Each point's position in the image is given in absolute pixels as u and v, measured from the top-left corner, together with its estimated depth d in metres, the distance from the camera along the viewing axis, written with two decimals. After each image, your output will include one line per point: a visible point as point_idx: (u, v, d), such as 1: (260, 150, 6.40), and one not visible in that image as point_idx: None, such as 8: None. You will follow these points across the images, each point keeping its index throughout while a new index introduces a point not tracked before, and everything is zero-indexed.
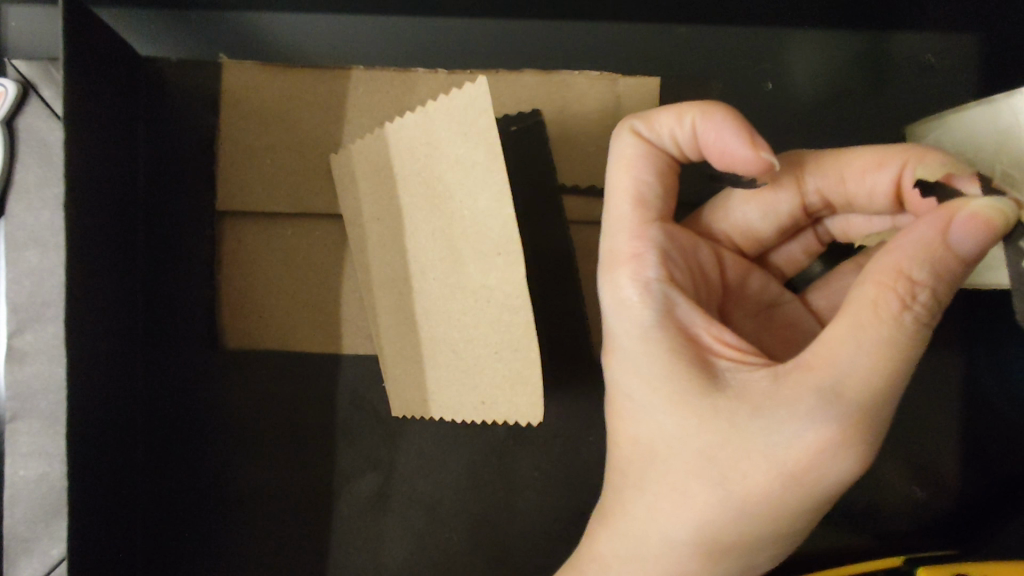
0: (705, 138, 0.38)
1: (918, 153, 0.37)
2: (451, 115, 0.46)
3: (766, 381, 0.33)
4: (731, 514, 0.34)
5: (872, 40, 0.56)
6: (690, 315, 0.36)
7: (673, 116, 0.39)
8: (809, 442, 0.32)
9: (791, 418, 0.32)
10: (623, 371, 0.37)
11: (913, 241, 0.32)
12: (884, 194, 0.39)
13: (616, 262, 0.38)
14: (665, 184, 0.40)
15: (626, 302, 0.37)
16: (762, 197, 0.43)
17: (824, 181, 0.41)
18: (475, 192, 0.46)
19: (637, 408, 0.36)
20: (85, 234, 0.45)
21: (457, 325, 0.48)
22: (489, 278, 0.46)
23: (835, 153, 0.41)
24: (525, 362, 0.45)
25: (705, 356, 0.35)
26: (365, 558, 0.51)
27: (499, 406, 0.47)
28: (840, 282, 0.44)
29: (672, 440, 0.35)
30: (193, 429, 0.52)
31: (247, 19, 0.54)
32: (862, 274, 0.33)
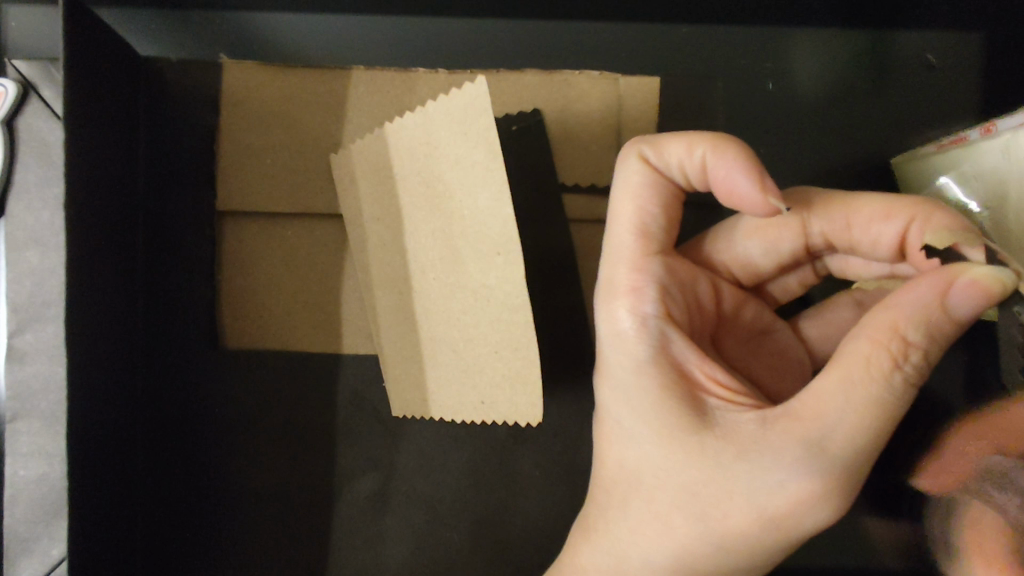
0: (714, 173, 0.37)
1: (931, 211, 0.36)
2: (451, 114, 0.46)
3: (753, 425, 0.33)
4: (709, 548, 0.34)
5: (876, 39, 0.55)
6: (685, 352, 0.36)
7: (683, 146, 0.38)
8: (791, 491, 0.32)
9: (775, 465, 0.32)
10: (612, 399, 0.37)
11: (911, 301, 0.32)
12: (888, 247, 0.38)
13: (614, 292, 0.38)
14: (669, 216, 0.39)
15: (619, 334, 0.37)
16: (766, 233, 0.43)
17: (830, 226, 0.40)
18: (475, 192, 0.45)
19: (626, 434, 0.36)
20: (86, 233, 0.45)
21: (457, 325, 0.48)
22: (489, 277, 0.46)
23: (844, 198, 0.40)
24: (526, 362, 0.45)
25: (697, 393, 0.35)
26: (365, 559, 0.51)
27: (500, 405, 0.47)
28: (834, 316, 0.46)
29: (659, 470, 0.35)
30: (192, 429, 0.52)
31: (248, 19, 0.54)
32: (859, 327, 0.33)
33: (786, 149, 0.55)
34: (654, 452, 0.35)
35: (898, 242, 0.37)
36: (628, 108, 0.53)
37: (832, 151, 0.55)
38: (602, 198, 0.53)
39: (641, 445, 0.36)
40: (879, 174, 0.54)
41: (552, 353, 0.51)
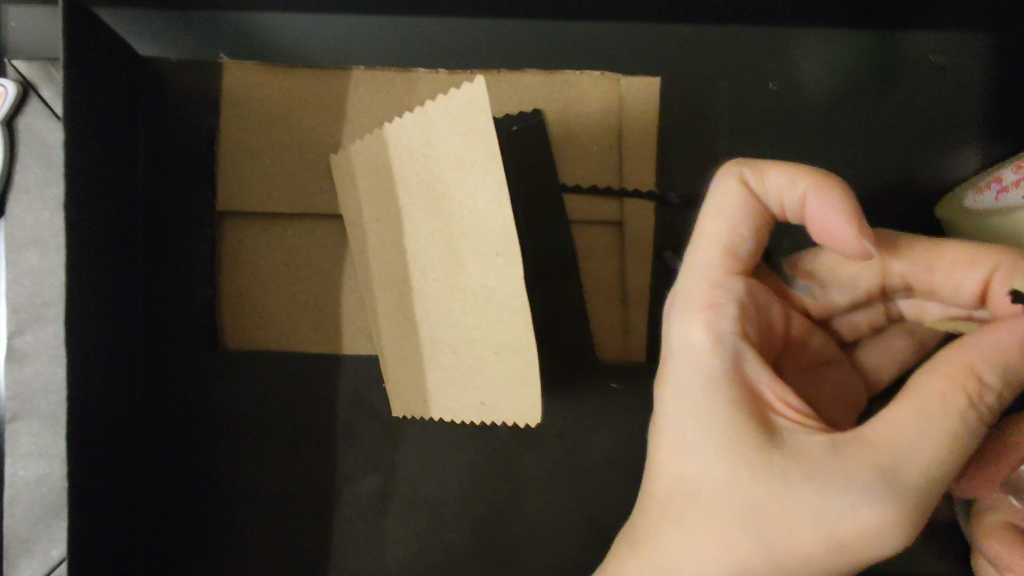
0: (813, 210, 0.37)
1: (1014, 258, 0.36)
2: (449, 115, 0.45)
3: (826, 448, 0.34)
4: (765, 566, 0.34)
5: (879, 39, 0.55)
6: (763, 375, 0.36)
7: (786, 177, 0.38)
8: (861, 517, 0.33)
9: (847, 490, 0.33)
10: (676, 411, 0.37)
11: (990, 343, 0.34)
12: (970, 295, 0.38)
13: (691, 306, 0.37)
14: (757, 240, 0.39)
15: (699, 352, 0.36)
16: (844, 268, 0.43)
17: (911, 268, 0.40)
18: (474, 193, 0.45)
19: (688, 447, 0.36)
20: (85, 233, 0.45)
21: (457, 326, 0.48)
22: (489, 279, 0.45)
23: (929, 241, 0.40)
24: (526, 364, 0.45)
25: (768, 414, 0.35)
26: (366, 560, 0.51)
27: (500, 407, 0.47)
28: (890, 346, 0.47)
29: (722, 485, 0.35)
30: (193, 430, 0.52)
31: (248, 18, 0.54)
32: (934, 363, 0.34)
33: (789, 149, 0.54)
34: (715, 469, 0.35)
35: (981, 291, 0.37)
36: (629, 108, 0.53)
37: (832, 152, 0.54)
38: (603, 199, 0.52)
39: (702, 458, 0.36)
40: (877, 175, 0.54)
41: (552, 354, 0.51)
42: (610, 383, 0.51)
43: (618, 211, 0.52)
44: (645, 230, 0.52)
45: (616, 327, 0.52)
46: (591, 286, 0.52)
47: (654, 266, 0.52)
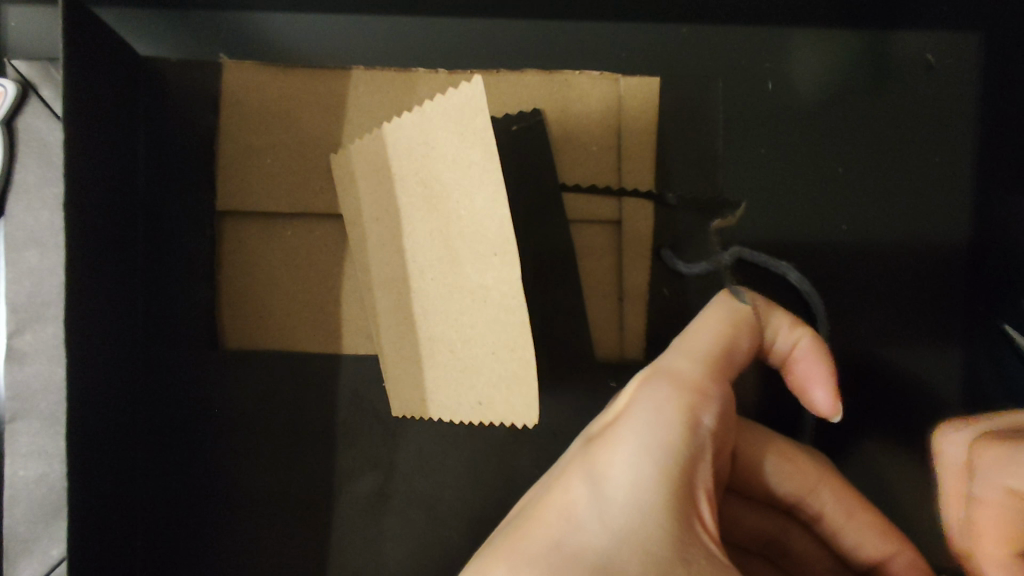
0: (802, 356, 0.46)
1: (886, 537, 0.47)
2: (445, 116, 0.45)
3: (651, 452, 0.38)
4: (628, 540, 0.35)
5: (873, 39, 0.55)
6: (702, 404, 0.40)
7: (789, 323, 0.47)
8: (631, 486, 0.37)
9: (633, 461, 0.38)
10: (628, 437, 0.39)
11: (850, 529, 0.48)
12: (862, 557, 0.47)
13: (678, 377, 0.41)
14: (736, 354, 0.43)
15: (680, 378, 0.41)
16: (792, 468, 0.48)
17: (831, 504, 0.48)
18: (471, 191, 0.45)
19: (621, 436, 0.39)
20: (85, 233, 0.45)
21: (455, 325, 0.48)
22: (487, 277, 0.45)
23: (850, 494, 0.48)
24: (524, 363, 0.45)
25: (686, 466, 0.38)
26: (365, 558, 0.51)
27: (497, 406, 0.47)
28: (835, 513, 0.48)
29: (620, 466, 0.38)
30: (193, 429, 0.52)
31: (249, 19, 0.55)
32: (846, 522, 0.48)
33: (785, 151, 0.55)
34: (641, 438, 0.38)
35: (870, 557, 0.47)
36: (628, 108, 0.53)
37: (826, 151, 0.55)
38: (603, 198, 0.53)
39: (634, 441, 0.38)
40: (871, 174, 0.55)
41: (551, 353, 0.51)
42: (609, 382, 0.51)
43: (617, 211, 0.53)
44: (644, 229, 0.53)
45: (615, 326, 0.52)
46: (591, 286, 0.52)
47: (652, 266, 0.53)
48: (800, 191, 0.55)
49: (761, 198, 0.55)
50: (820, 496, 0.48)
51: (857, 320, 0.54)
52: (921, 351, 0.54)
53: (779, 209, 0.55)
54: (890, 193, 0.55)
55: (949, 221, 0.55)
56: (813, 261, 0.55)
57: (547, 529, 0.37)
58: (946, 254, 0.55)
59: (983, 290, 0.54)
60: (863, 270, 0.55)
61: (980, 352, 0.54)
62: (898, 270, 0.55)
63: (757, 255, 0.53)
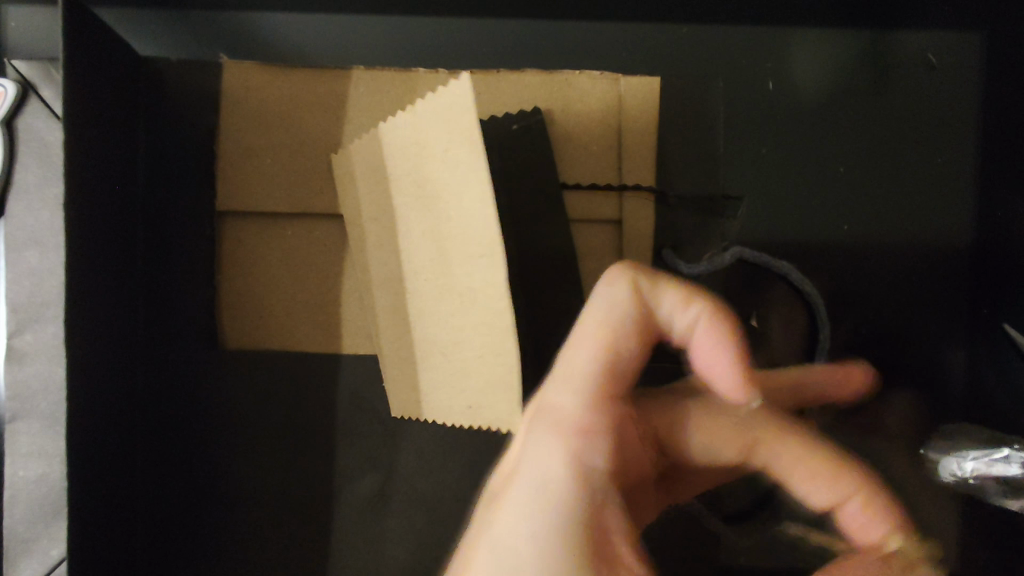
0: (700, 340, 0.38)
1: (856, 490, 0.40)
2: (434, 114, 0.44)
3: (545, 493, 0.34)
4: None
5: (875, 38, 0.55)
6: (587, 423, 0.36)
7: (680, 301, 0.38)
8: (529, 539, 0.32)
9: (529, 507, 0.33)
10: (519, 483, 0.35)
11: (807, 484, 0.41)
12: (815, 504, 0.41)
13: (558, 398, 0.36)
14: (641, 347, 0.37)
15: (564, 420, 0.36)
16: (720, 435, 0.42)
17: (777, 459, 0.42)
18: (460, 192, 0.44)
19: (512, 500, 0.34)
20: (85, 233, 0.45)
21: (446, 326, 0.47)
22: (473, 279, 0.44)
23: (801, 445, 0.42)
24: (508, 368, 0.43)
25: (588, 503, 0.34)
26: (366, 558, 0.51)
27: (484, 411, 0.45)
28: (789, 462, 0.41)
29: (514, 519, 0.33)
30: (193, 429, 0.52)
31: (248, 19, 0.54)
32: (802, 473, 0.41)
33: (785, 151, 0.55)
34: (533, 479, 0.34)
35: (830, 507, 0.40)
36: (629, 108, 0.53)
37: (826, 150, 0.55)
38: (603, 197, 0.53)
39: (527, 494, 0.34)
40: (871, 174, 0.55)
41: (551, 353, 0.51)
42: None
43: (617, 210, 0.53)
44: (644, 229, 0.53)
45: None
46: (591, 285, 0.52)
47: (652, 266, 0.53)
48: (801, 191, 0.55)
49: (761, 198, 0.55)
50: (759, 450, 0.42)
51: (857, 320, 0.54)
52: (920, 350, 0.54)
53: (779, 209, 0.55)
54: (890, 193, 0.55)
55: (949, 221, 0.55)
56: (813, 261, 0.55)
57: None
58: (946, 254, 0.54)
59: (983, 289, 0.54)
60: (863, 269, 0.55)
61: (980, 351, 0.53)
62: (898, 269, 0.55)
63: (757, 255, 0.53)
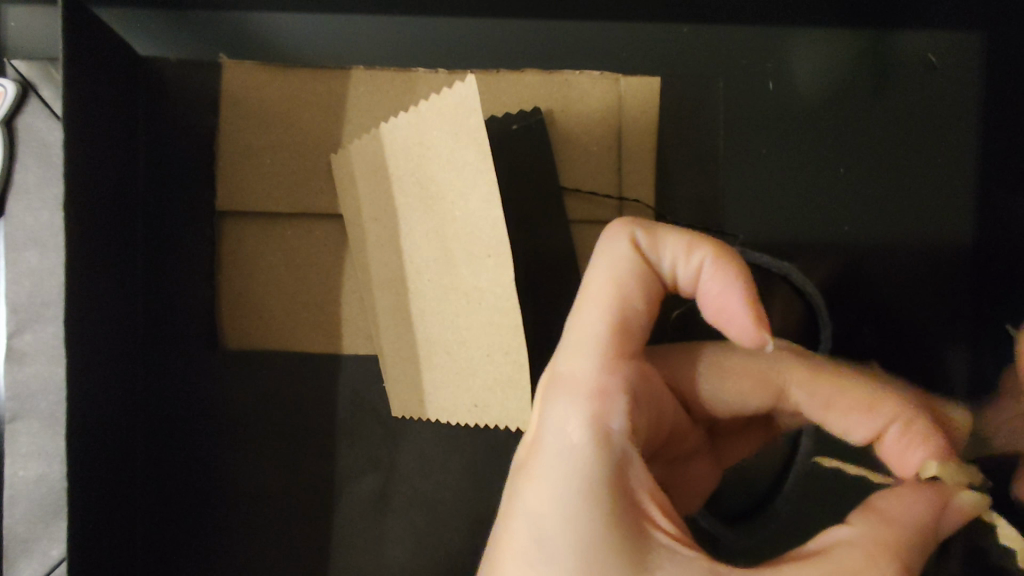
0: (707, 284, 0.37)
1: (903, 421, 0.41)
2: (440, 116, 0.46)
3: (570, 456, 0.34)
4: (582, 558, 0.32)
5: (875, 39, 0.55)
6: (605, 381, 0.35)
7: (680, 246, 0.37)
8: (560, 500, 0.33)
9: (555, 469, 0.34)
10: (542, 447, 0.34)
11: (850, 415, 0.42)
12: (857, 437, 0.42)
13: (571, 361, 0.36)
14: (647, 299, 0.37)
15: (578, 385, 0.35)
16: (742, 383, 0.43)
17: (808, 398, 0.43)
18: (466, 192, 0.45)
19: (540, 470, 0.34)
20: (85, 232, 0.45)
21: (450, 326, 0.48)
22: (481, 279, 0.46)
23: (830, 378, 0.43)
24: (517, 365, 0.46)
25: (616, 460, 0.34)
26: (366, 559, 0.51)
27: (492, 408, 0.47)
28: (824, 396, 0.43)
29: (544, 484, 0.33)
30: (193, 429, 0.52)
31: (248, 19, 0.54)
32: (837, 404, 0.42)
33: (785, 151, 0.55)
34: (556, 442, 0.34)
35: (870, 439, 0.42)
36: (628, 107, 0.53)
37: (826, 150, 0.55)
38: (602, 198, 0.53)
39: (552, 459, 0.34)
40: (871, 174, 0.55)
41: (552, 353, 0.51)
42: None
43: (617, 211, 0.53)
44: None
45: None
46: None
47: None
48: (801, 190, 0.55)
49: (761, 198, 0.55)
50: (791, 389, 0.43)
51: (857, 320, 0.54)
52: (922, 350, 0.54)
53: (780, 209, 0.55)
54: (891, 193, 0.55)
55: (950, 220, 0.55)
56: (813, 261, 0.55)
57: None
58: (947, 254, 0.54)
59: (984, 290, 0.54)
60: (864, 269, 0.55)
61: (981, 351, 0.53)
62: (898, 269, 0.55)
63: (757, 255, 0.51)
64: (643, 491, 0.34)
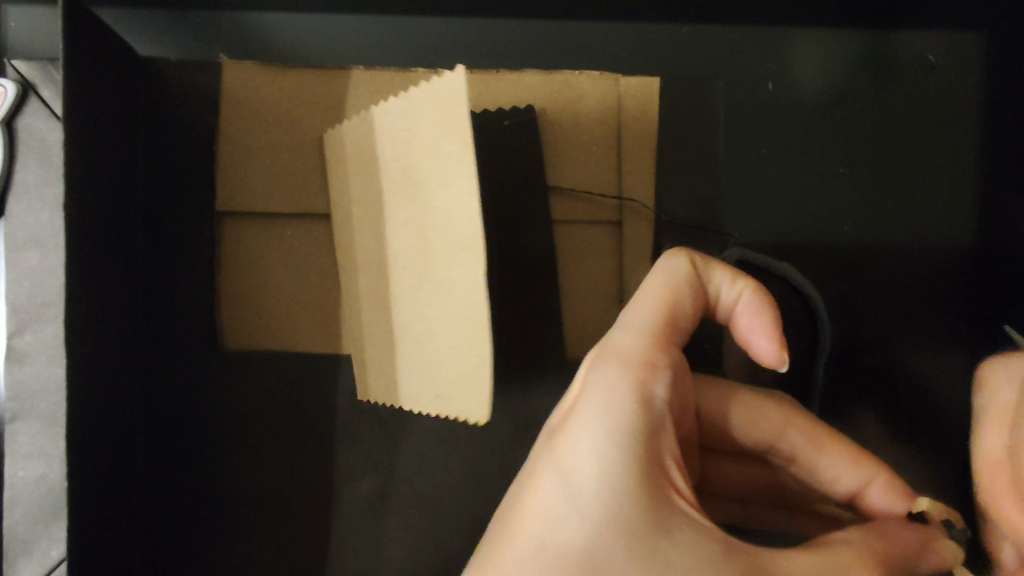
0: (742, 311, 0.40)
1: (886, 474, 0.42)
2: (428, 102, 0.45)
3: (607, 423, 0.35)
4: (609, 529, 0.32)
5: (874, 39, 0.55)
6: (656, 359, 0.37)
7: (728, 275, 0.41)
8: (596, 464, 0.33)
9: (589, 434, 0.34)
10: (585, 411, 0.35)
11: (839, 471, 0.43)
12: (840, 491, 0.43)
13: (629, 336, 0.38)
14: (696, 312, 0.40)
15: (628, 354, 0.37)
16: (749, 420, 0.44)
17: (801, 444, 0.43)
18: (447, 182, 0.44)
19: (576, 429, 0.35)
20: (85, 232, 0.45)
21: (422, 314, 0.48)
22: (454, 270, 0.45)
23: (819, 427, 0.44)
24: (482, 360, 0.44)
25: (654, 435, 0.35)
26: (365, 559, 0.51)
27: (451, 402, 0.46)
28: (824, 449, 0.43)
29: (580, 447, 0.34)
30: (194, 429, 0.52)
31: (249, 19, 0.54)
32: (825, 459, 0.43)
33: (785, 152, 0.55)
34: (596, 406, 0.35)
35: (851, 493, 0.42)
36: (628, 108, 0.53)
37: (826, 150, 0.55)
38: (602, 198, 0.53)
39: (591, 423, 0.35)
40: (870, 175, 0.55)
41: (551, 353, 0.51)
42: None
43: (617, 211, 0.53)
44: (643, 229, 0.53)
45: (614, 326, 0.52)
46: (590, 286, 0.52)
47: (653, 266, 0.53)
48: (801, 191, 0.55)
49: (762, 198, 0.55)
50: (778, 431, 0.44)
51: (857, 321, 0.54)
52: (922, 351, 0.54)
53: (780, 210, 0.55)
54: (891, 193, 0.55)
55: (950, 220, 0.55)
56: (813, 261, 0.55)
57: (526, 542, 0.33)
58: (946, 255, 0.54)
59: (982, 289, 0.54)
60: (865, 269, 0.55)
61: (980, 352, 0.53)
62: (898, 271, 0.54)
63: (757, 256, 0.53)
64: (673, 472, 0.35)
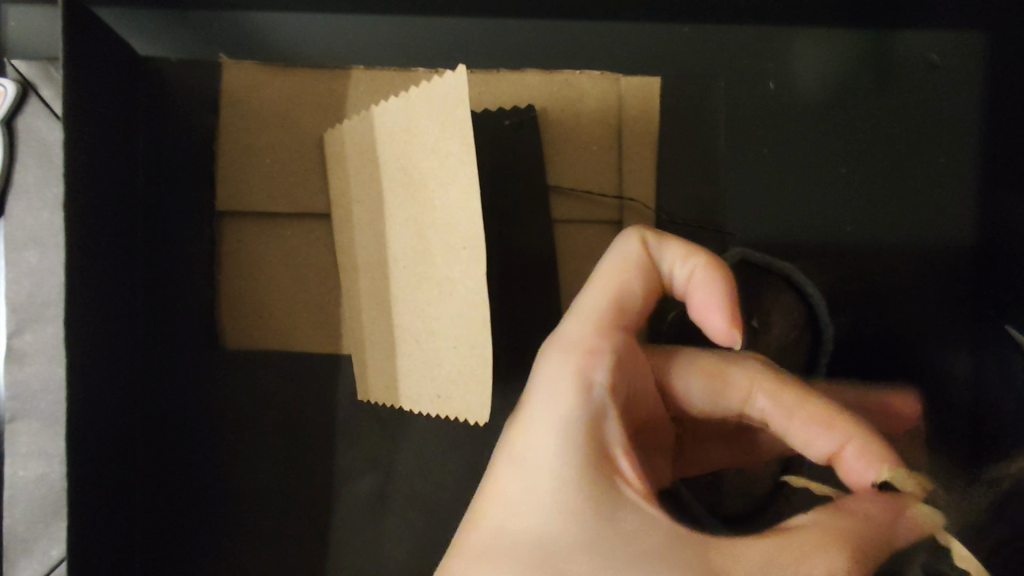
0: (694, 288, 0.39)
1: (868, 439, 0.39)
2: (428, 102, 0.45)
3: (555, 416, 0.35)
4: (559, 520, 0.33)
5: (876, 38, 0.55)
6: (604, 348, 0.38)
7: (681, 251, 0.40)
8: (545, 457, 0.34)
9: (539, 428, 0.35)
10: (535, 405, 0.36)
11: (815, 435, 0.41)
12: (818, 457, 0.41)
13: (577, 325, 0.39)
14: (649, 294, 0.40)
15: (575, 343, 0.38)
16: (718, 383, 0.44)
17: (773, 409, 0.42)
18: (447, 182, 0.44)
19: (526, 423, 0.36)
20: (85, 232, 0.45)
21: (421, 314, 0.48)
22: (454, 270, 0.45)
23: (796, 393, 0.42)
24: (482, 360, 0.44)
25: (600, 424, 0.36)
26: (365, 559, 0.51)
27: (452, 401, 0.47)
28: (800, 413, 0.42)
29: (530, 440, 0.35)
30: (194, 428, 0.52)
31: (248, 18, 0.54)
32: (800, 423, 0.42)
33: (786, 151, 0.55)
34: (543, 400, 0.36)
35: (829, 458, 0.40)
36: (628, 107, 0.53)
37: (826, 150, 0.55)
38: (603, 198, 0.53)
39: (540, 416, 0.35)
40: (871, 174, 0.55)
41: None
42: None
43: (617, 210, 0.53)
44: (644, 229, 0.53)
45: None
46: None
47: None
48: (802, 191, 0.55)
49: (763, 197, 0.55)
50: (750, 397, 0.43)
51: (858, 321, 0.54)
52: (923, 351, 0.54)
53: (781, 209, 0.55)
54: (892, 193, 0.55)
55: (950, 220, 0.54)
56: (813, 261, 0.54)
57: (483, 536, 0.34)
58: (947, 255, 0.54)
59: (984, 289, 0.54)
60: (866, 269, 0.54)
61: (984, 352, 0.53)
62: (899, 271, 0.54)
63: (757, 255, 0.53)
64: (622, 458, 0.35)
